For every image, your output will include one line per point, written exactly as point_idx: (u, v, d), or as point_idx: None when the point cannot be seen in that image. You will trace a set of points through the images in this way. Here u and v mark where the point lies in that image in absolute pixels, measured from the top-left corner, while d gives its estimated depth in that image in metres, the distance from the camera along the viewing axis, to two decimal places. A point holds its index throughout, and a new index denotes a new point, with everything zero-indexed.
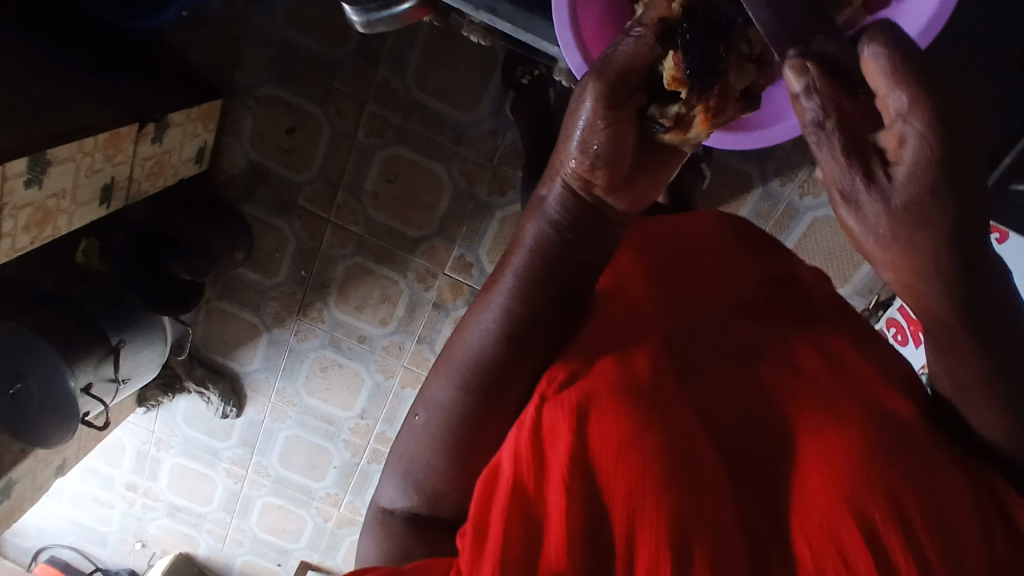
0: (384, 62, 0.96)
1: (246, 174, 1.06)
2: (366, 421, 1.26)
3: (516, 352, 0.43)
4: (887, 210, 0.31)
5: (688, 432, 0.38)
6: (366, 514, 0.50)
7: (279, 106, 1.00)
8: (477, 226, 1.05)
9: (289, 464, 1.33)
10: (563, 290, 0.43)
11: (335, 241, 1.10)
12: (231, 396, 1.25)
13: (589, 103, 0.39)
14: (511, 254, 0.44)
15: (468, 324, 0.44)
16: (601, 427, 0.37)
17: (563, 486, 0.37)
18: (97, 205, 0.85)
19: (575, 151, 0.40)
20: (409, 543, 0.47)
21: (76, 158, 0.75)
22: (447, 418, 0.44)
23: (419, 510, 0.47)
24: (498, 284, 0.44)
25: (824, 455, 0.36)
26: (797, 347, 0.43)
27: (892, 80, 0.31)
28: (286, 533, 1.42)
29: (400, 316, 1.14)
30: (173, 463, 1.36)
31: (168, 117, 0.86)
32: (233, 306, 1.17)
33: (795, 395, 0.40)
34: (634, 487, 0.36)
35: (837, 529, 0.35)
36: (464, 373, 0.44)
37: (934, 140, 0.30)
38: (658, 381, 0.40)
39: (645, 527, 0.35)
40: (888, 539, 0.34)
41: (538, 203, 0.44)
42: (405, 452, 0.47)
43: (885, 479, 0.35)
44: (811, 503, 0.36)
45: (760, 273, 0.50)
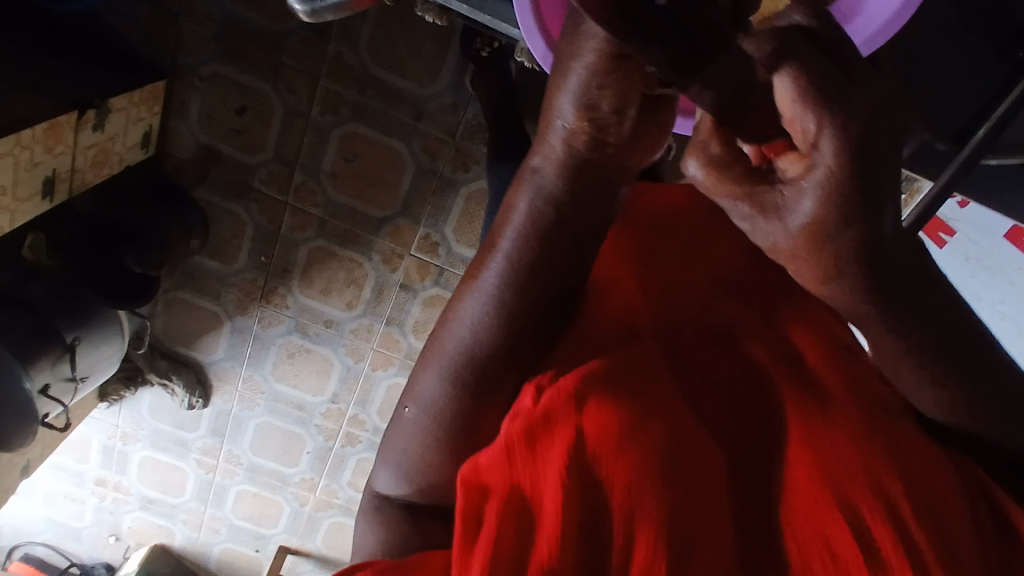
0: (336, 36, 0.92)
1: (197, 157, 1.01)
2: (338, 405, 1.24)
3: (507, 342, 0.41)
4: (788, 234, 0.30)
5: (683, 427, 0.38)
6: (361, 499, 0.48)
7: (226, 85, 0.96)
8: (442, 203, 1.03)
9: (261, 452, 1.31)
10: (552, 282, 0.41)
11: (296, 224, 1.06)
12: (196, 387, 1.21)
13: (588, 66, 0.33)
14: (498, 236, 0.41)
15: (455, 311, 0.42)
16: (598, 413, 0.37)
17: (558, 479, 0.36)
18: (41, 199, 0.80)
19: (573, 101, 0.35)
20: (403, 530, 0.44)
21: (14, 152, 0.70)
22: (440, 415, 0.42)
23: (413, 500, 0.45)
24: (485, 268, 0.41)
25: (814, 445, 0.37)
26: (790, 327, 0.44)
27: (801, 104, 0.27)
28: (263, 519, 1.41)
29: (367, 298, 1.12)
30: (142, 457, 1.33)
31: (109, 101, 0.82)
32: (193, 295, 1.14)
33: (789, 382, 0.40)
34: (630, 483, 0.35)
35: (823, 520, 0.35)
36: (456, 365, 0.41)
37: (839, 170, 0.27)
38: (656, 373, 0.40)
39: (643, 524, 0.35)
40: (872, 528, 0.34)
41: (528, 172, 0.40)
42: (398, 446, 0.44)
43: (868, 468, 0.36)
44: (797, 494, 0.36)
45: (745, 244, 0.50)
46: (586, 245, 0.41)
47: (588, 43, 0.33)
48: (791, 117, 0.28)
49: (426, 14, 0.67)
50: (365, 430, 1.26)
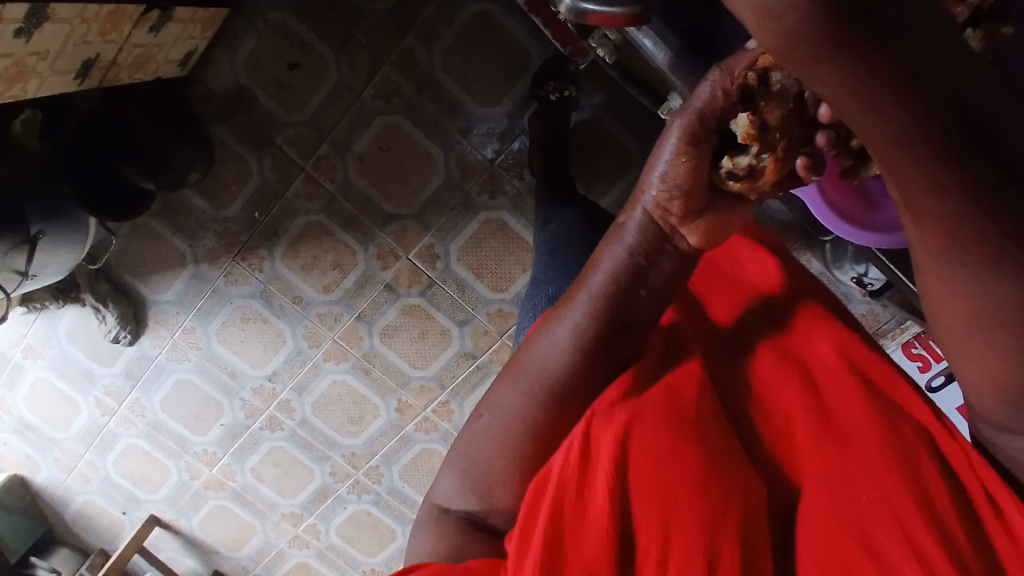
0: (415, 31, 0.93)
1: (229, 94, 0.98)
2: (273, 385, 1.18)
3: (586, 366, 0.41)
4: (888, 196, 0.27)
5: (725, 458, 0.38)
6: (420, 510, 0.46)
7: (288, 36, 0.94)
8: (456, 220, 1.03)
9: (172, 410, 1.22)
10: (632, 317, 0.42)
11: (304, 192, 1.03)
12: (129, 322, 1.12)
13: (672, 139, 0.39)
14: (586, 276, 0.43)
15: (541, 333, 0.43)
16: (642, 441, 0.38)
17: (606, 498, 0.37)
18: (71, 78, 0.72)
19: (657, 183, 0.40)
20: (465, 544, 0.42)
21: (74, 23, 0.63)
22: (513, 426, 0.41)
23: (474, 513, 0.43)
24: (572, 300, 0.43)
25: (831, 468, 0.37)
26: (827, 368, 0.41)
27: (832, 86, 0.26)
28: (144, 482, 1.29)
29: (346, 287, 1.09)
30: (38, 377, 1.20)
31: (174, 9, 0.78)
32: (166, 228, 1.07)
33: (807, 408, 0.39)
34: (675, 504, 0.36)
35: (837, 539, 0.35)
36: (536, 380, 0.41)
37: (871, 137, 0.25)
38: (705, 411, 0.39)
39: (679, 539, 0.36)
40: (884, 552, 0.34)
41: (617, 228, 0.44)
42: (464, 455, 0.43)
43: (903, 526, 0.34)
44: (815, 516, 0.36)
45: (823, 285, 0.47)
46: (669, 283, 0.43)
47: (675, 121, 0.39)
48: None
49: None
50: (291, 418, 1.21)
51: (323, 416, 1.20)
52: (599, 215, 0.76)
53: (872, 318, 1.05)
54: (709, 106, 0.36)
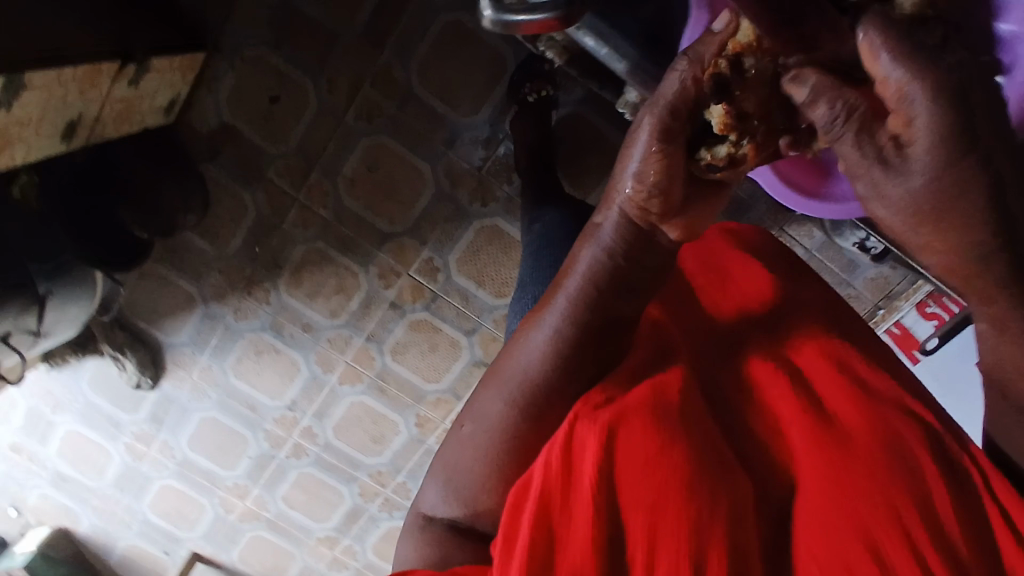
0: (390, 49, 0.94)
1: (217, 134, 1.00)
2: (294, 413, 1.20)
3: (565, 369, 0.42)
4: (905, 190, 0.30)
5: (715, 450, 0.39)
6: (406, 518, 0.47)
7: (267, 70, 0.95)
8: (452, 231, 1.04)
9: (199, 448, 1.24)
10: (608, 317, 0.42)
11: (300, 221, 1.05)
12: (149, 368, 1.15)
13: (644, 135, 0.39)
14: (565, 278, 0.44)
15: (521, 339, 0.44)
16: (631, 443, 0.38)
17: (591, 497, 0.37)
18: (58, 141, 0.73)
19: (632, 182, 0.40)
20: (449, 549, 0.43)
21: (51, 87, 0.65)
22: (496, 433, 0.42)
23: (459, 518, 0.44)
24: (550, 304, 0.44)
25: (834, 471, 0.38)
26: (807, 362, 0.44)
27: (893, 65, 0.30)
28: (181, 520, 1.32)
29: (352, 309, 1.10)
30: (68, 430, 1.23)
31: (150, 59, 0.80)
32: (172, 271, 1.09)
33: (806, 414, 0.41)
34: (660, 499, 0.37)
35: (840, 541, 0.37)
36: (517, 387, 0.42)
37: (938, 119, 0.29)
38: (694, 405, 0.40)
39: (668, 534, 0.37)
40: (888, 552, 0.36)
41: (593, 229, 0.44)
42: (448, 462, 0.44)
43: (890, 507, 0.37)
44: (818, 521, 0.38)
45: (808, 291, 0.50)
46: (642, 279, 0.43)
47: (645, 118, 0.39)
48: (881, 77, 0.30)
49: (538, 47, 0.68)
50: (315, 444, 1.22)
51: (345, 437, 1.22)
52: (586, 213, 0.76)
53: (882, 282, 1.03)
54: (679, 96, 0.37)
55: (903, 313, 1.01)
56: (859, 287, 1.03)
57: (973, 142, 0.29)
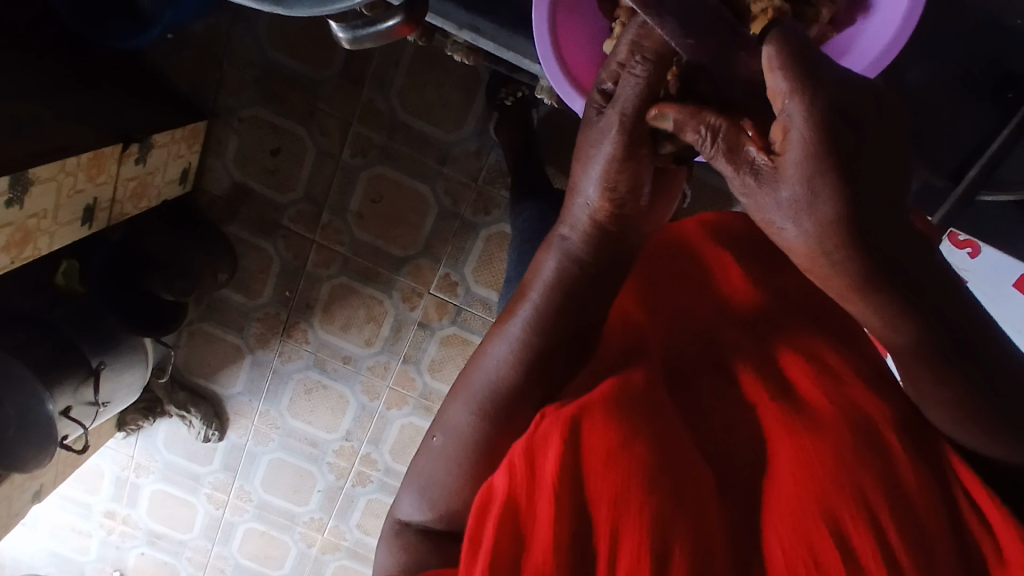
0: (368, 84, 0.98)
1: (231, 194, 1.06)
2: (351, 443, 1.25)
3: (531, 379, 0.41)
4: (781, 201, 0.30)
5: (677, 441, 0.37)
6: (382, 526, 0.46)
7: (263, 127, 1.01)
8: (462, 243, 1.06)
9: (272, 489, 1.31)
10: (573, 328, 0.42)
11: (320, 260, 1.10)
12: (213, 419, 1.22)
13: (612, 139, 0.38)
14: (528, 288, 0.44)
15: (485, 350, 0.43)
16: (593, 437, 0.36)
17: (552, 492, 0.35)
18: (79, 226, 0.80)
19: (597, 184, 0.40)
20: (422, 552, 0.42)
21: (58, 178, 0.72)
22: (466, 445, 0.42)
23: (433, 526, 0.43)
24: (515, 315, 0.43)
25: (807, 451, 0.35)
26: (783, 352, 0.42)
27: (778, 75, 0.30)
28: (269, 561, 1.38)
29: (385, 335, 1.14)
30: (153, 489, 1.33)
31: (151, 137, 0.86)
32: (217, 328, 1.17)
33: (775, 400, 0.39)
34: (619, 493, 0.35)
35: (809, 529, 0.34)
36: (485, 397, 0.42)
37: (813, 132, 0.29)
38: (657, 398, 0.39)
39: (629, 531, 0.34)
40: (855, 539, 0.33)
41: (555, 239, 0.43)
42: (423, 473, 0.43)
43: (855, 482, 0.34)
44: (784, 507, 0.35)
45: (780, 282, 0.48)
46: (601, 287, 0.43)
47: (611, 122, 0.38)
48: (772, 88, 0.30)
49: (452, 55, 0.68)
50: (376, 470, 1.26)
51: (403, 460, 1.25)
52: None
53: None
54: (644, 96, 0.37)
55: None
56: None
57: (845, 157, 0.29)
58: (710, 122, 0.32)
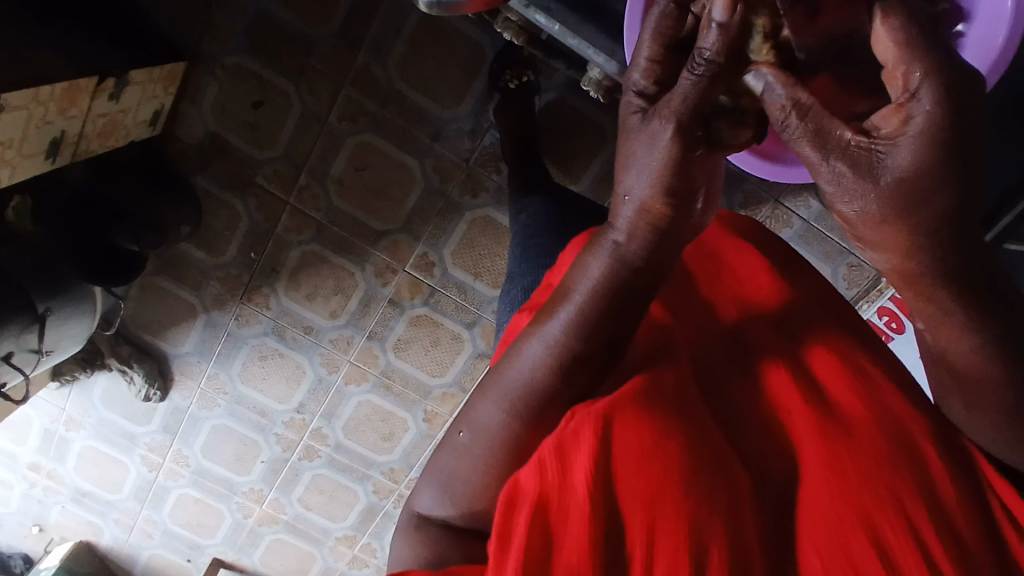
0: (366, 47, 0.93)
1: (203, 145, 1.00)
2: (302, 416, 1.21)
3: (569, 383, 0.39)
4: (876, 186, 0.29)
5: (714, 444, 0.37)
6: (401, 516, 0.46)
7: (247, 77, 0.95)
8: (444, 224, 1.04)
9: (213, 456, 1.25)
10: (617, 334, 0.40)
11: (293, 225, 1.05)
12: (156, 379, 1.15)
13: (661, 141, 0.36)
14: (569, 289, 0.41)
15: (518, 350, 0.41)
16: (622, 435, 0.36)
17: (586, 494, 0.35)
18: (43, 160, 0.74)
19: (645, 180, 0.37)
20: (445, 547, 0.42)
21: (29, 108, 0.66)
22: (497, 444, 0.40)
23: (454, 521, 0.43)
24: (554, 315, 0.40)
25: (839, 461, 0.36)
26: (816, 356, 0.42)
27: (902, 54, 0.30)
28: (202, 528, 1.34)
29: (352, 309, 1.11)
30: (83, 446, 1.25)
31: (129, 74, 0.80)
32: (171, 283, 1.10)
33: (809, 405, 0.39)
34: (656, 492, 0.35)
35: (845, 536, 0.34)
36: (521, 400, 0.39)
37: (941, 117, 0.28)
38: (688, 402, 0.39)
39: (665, 532, 0.34)
40: (895, 548, 0.34)
41: (602, 239, 0.40)
42: (445, 468, 0.42)
43: (891, 489, 0.35)
44: (820, 516, 0.35)
45: (805, 286, 0.49)
46: (650, 294, 0.40)
47: (661, 124, 0.36)
48: (889, 67, 0.31)
49: (501, 34, 0.59)
50: (326, 445, 1.23)
51: (356, 437, 1.23)
52: (572, 201, 0.75)
53: None
54: (697, 97, 0.35)
55: None
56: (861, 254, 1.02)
57: (960, 152, 0.29)
58: (799, 98, 0.32)
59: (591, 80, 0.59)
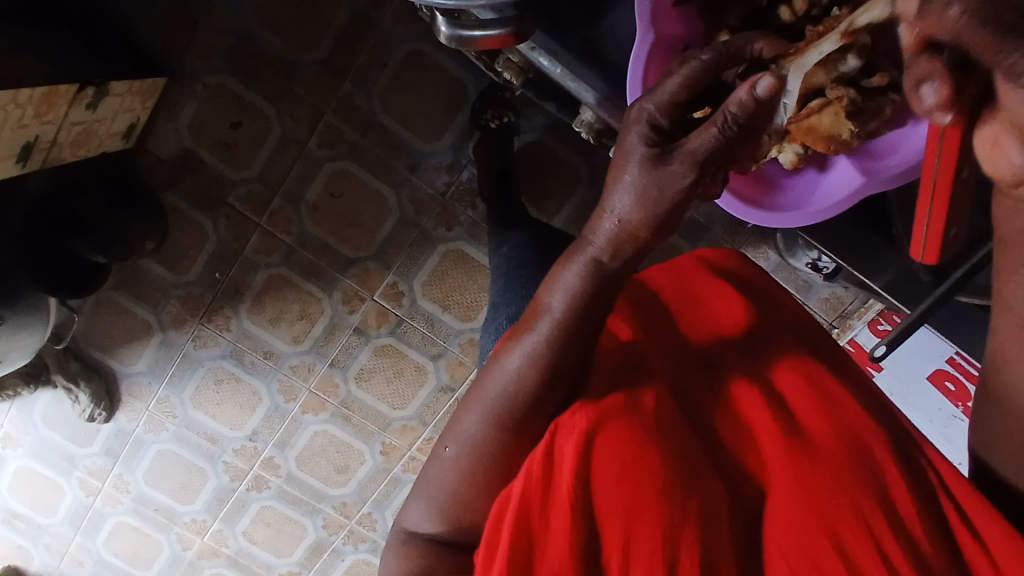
0: (351, 77, 0.95)
1: (176, 161, 0.99)
2: (254, 444, 1.17)
3: (547, 392, 0.40)
4: None
5: (693, 458, 0.39)
6: (388, 534, 0.45)
7: (227, 97, 0.95)
8: (416, 255, 1.04)
9: (156, 482, 1.20)
10: (588, 341, 0.40)
11: (262, 248, 1.04)
12: (103, 398, 1.11)
13: (663, 186, 0.36)
14: (546, 296, 0.41)
15: (498, 361, 0.41)
16: (606, 448, 0.37)
17: (569, 503, 0.36)
18: (13, 163, 0.72)
19: (630, 207, 0.37)
20: (432, 559, 0.41)
21: (6, 108, 0.64)
22: (480, 454, 0.41)
23: (440, 534, 0.42)
24: (531, 326, 0.41)
25: (802, 472, 0.38)
26: (780, 375, 0.44)
27: None
28: (137, 559, 1.26)
29: (316, 336, 1.09)
30: (20, 466, 1.18)
31: (109, 84, 0.79)
32: (128, 300, 1.07)
33: (773, 417, 0.41)
34: (636, 501, 0.36)
35: (813, 546, 0.36)
36: (500, 409, 0.40)
37: None
38: (667, 419, 0.39)
39: (643, 539, 0.36)
40: (855, 550, 0.36)
41: (580, 244, 0.40)
42: (432, 482, 0.43)
43: (853, 502, 0.37)
44: (785, 522, 0.37)
45: (782, 310, 0.51)
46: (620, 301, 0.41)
47: (674, 173, 0.35)
48: None
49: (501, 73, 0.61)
50: (277, 475, 1.19)
51: (309, 468, 1.19)
52: (551, 236, 0.77)
53: (836, 301, 1.06)
54: (709, 155, 0.35)
55: (857, 332, 1.05)
56: (813, 306, 1.06)
57: None
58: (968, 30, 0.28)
59: (582, 123, 0.61)
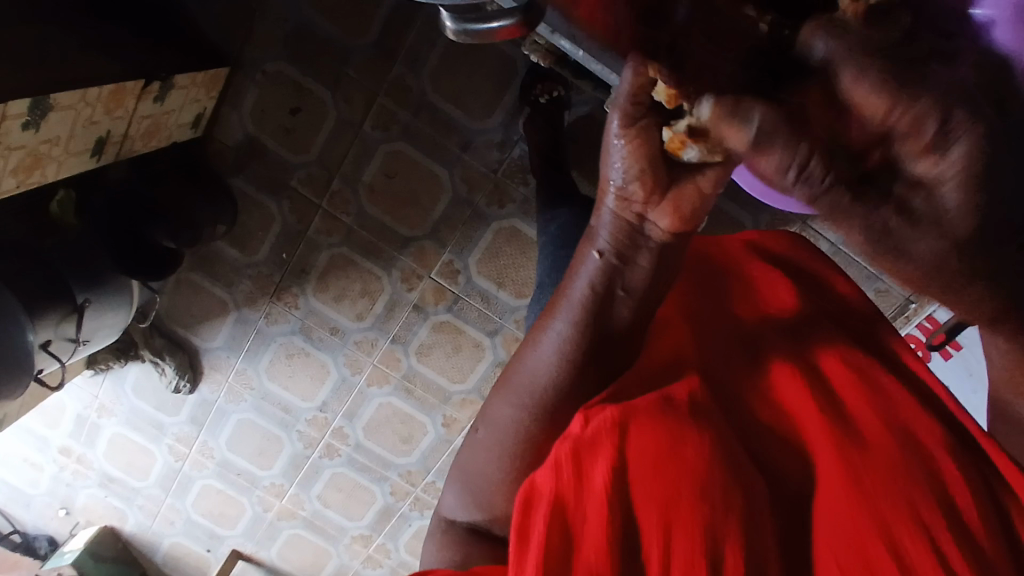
0: (401, 59, 0.95)
1: (241, 148, 1.03)
2: (325, 414, 1.23)
3: (575, 377, 0.42)
4: None
5: (734, 454, 0.38)
6: (431, 523, 0.50)
7: (287, 84, 0.98)
8: (470, 233, 1.05)
9: (236, 448, 1.28)
10: (614, 328, 0.42)
11: (324, 228, 1.07)
12: (187, 370, 1.19)
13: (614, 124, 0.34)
14: (566, 283, 0.43)
15: (527, 345, 0.44)
16: (641, 438, 0.37)
17: (603, 496, 0.36)
18: (88, 158, 0.78)
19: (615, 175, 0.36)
20: (469, 548, 0.46)
21: (77, 107, 0.69)
22: (507, 440, 0.43)
23: (478, 520, 0.46)
24: (553, 312, 0.43)
25: (857, 463, 0.37)
26: (824, 362, 0.43)
27: None
28: (223, 519, 1.37)
29: (377, 312, 1.13)
30: (114, 433, 1.29)
31: (174, 78, 0.83)
32: (204, 279, 1.14)
33: (823, 417, 0.40)
34: (673, 494, 0.35)
35: (865, 544, 0.35)
36: (529, 395, 0.42)
37: None
38: (705, 412, 0.39)
39: (680, 532, 0.35)
40: (911, 552, 0.34)
41: (590, 233, 0.41)
42: (466, 470, 0.46)
43: (909, 499, 0.36)
44: (839, 526, 0.35)
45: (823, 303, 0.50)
46: (650, 290, 0.42)
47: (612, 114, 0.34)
48: None
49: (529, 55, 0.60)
50: (346, 444, 1.25)
51: (375, 437, 1.25)
52: None
53: None
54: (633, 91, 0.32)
55: None
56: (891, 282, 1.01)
57: None
58: None
59: None
